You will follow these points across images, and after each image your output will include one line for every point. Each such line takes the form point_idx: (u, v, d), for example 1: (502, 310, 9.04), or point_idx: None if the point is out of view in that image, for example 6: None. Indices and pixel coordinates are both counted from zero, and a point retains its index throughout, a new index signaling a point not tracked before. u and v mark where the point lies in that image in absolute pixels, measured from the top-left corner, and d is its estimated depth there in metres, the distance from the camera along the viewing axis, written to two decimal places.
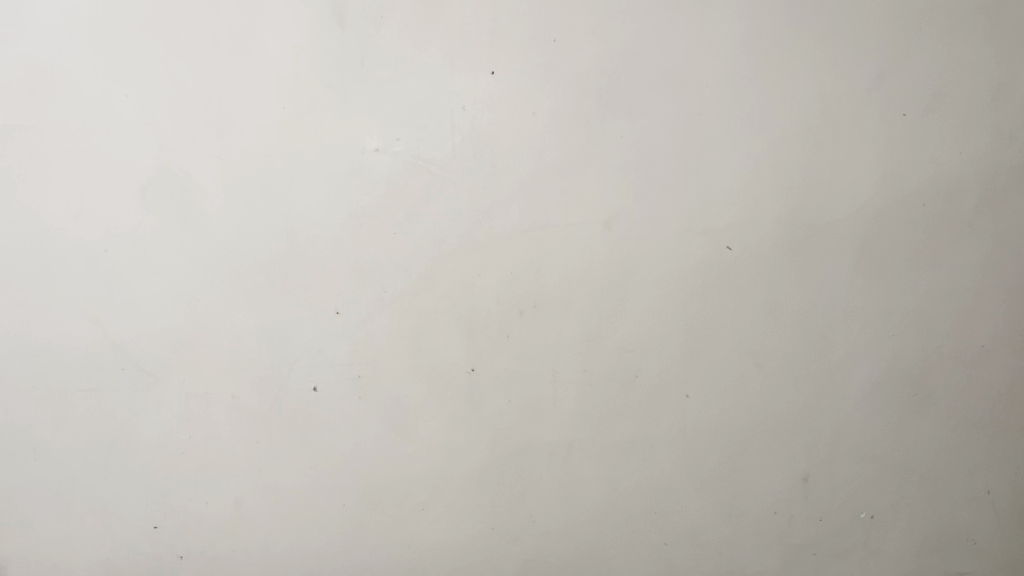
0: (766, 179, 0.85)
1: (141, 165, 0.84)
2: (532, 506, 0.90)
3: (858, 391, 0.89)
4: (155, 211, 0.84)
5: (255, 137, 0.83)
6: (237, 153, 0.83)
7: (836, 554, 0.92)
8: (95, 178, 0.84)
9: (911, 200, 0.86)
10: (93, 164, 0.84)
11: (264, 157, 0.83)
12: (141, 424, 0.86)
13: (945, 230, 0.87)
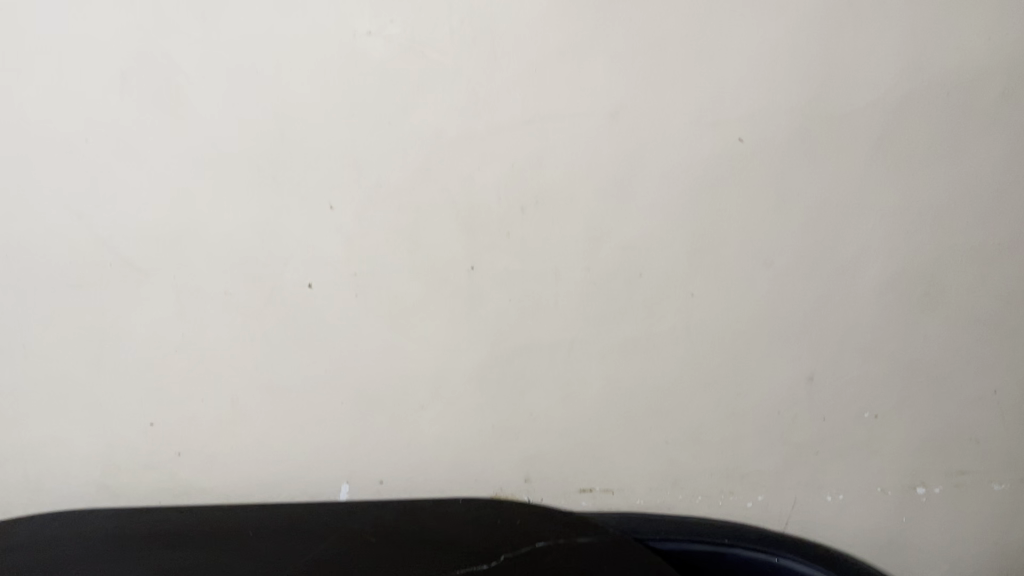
0: (784, 67, 0.78)
1: (114, 49, 0.74)
2: (534, 404, 0.90)
3: (868, 289, 0.87)
4: (135, 101, 0.76)
5: (238, 18, 0.74)
6: (220, 36, 0.74)
7: (837, 452, 0.93)
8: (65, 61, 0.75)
9: (940, 89, 0.80)
10: (60, 45, 0.74)
11: (249, 41, 0.75)
12: (133, 320, 0.84)
13: (973, 122, 0.82)
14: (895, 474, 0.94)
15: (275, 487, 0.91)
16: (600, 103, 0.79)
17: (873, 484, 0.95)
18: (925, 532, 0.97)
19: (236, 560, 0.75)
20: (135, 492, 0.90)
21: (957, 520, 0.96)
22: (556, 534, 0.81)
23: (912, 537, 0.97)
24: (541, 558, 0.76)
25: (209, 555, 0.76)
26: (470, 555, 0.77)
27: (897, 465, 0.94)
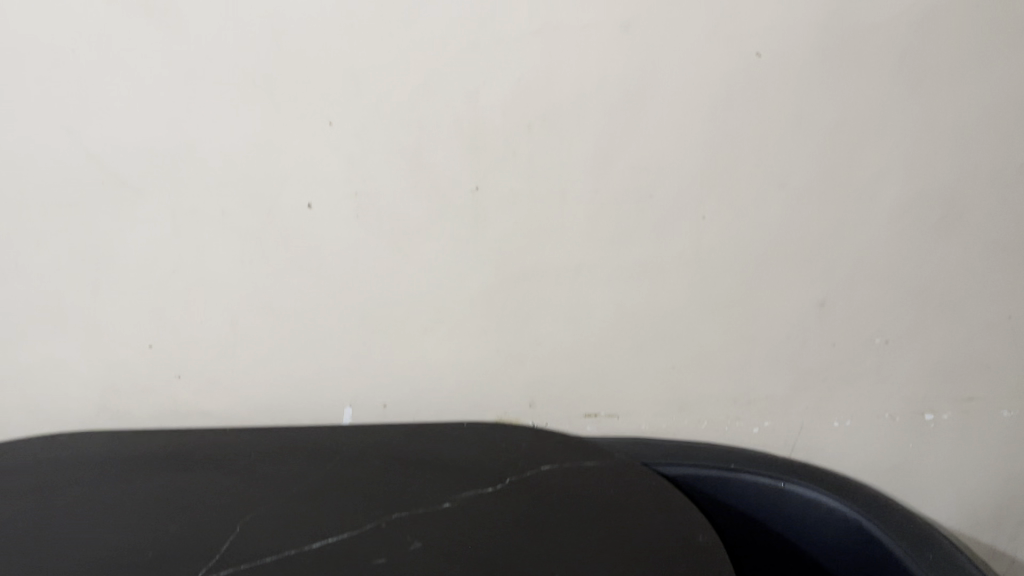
0: None
1: None
2: (539, 328, 0.88)
3: (884, 212, 0.85)
4: (124, 6, 0.71)
5: None
6: None
7: (845, 379, 0.92)
8: None
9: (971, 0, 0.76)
10: None
11: None
12: (128, 238, 0.81)
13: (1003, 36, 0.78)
14: (904, 401, 0.94)
15: (278, 411, 0.90)
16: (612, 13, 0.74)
17: (881, 410, 0.94)
18: (932, 458, 0.96)
19: (240, 481, 0.75)
20: (138, 415, 0.89)
21: (964, 447, 0.96)
22: (562, 459, 0.80)
23: (918, 465, 0.97)
24: (547, 481, 0.76)
25: (212, 475, 0.75)
26: (475, 477, 0.76)
27: (906, 392, 0.93)
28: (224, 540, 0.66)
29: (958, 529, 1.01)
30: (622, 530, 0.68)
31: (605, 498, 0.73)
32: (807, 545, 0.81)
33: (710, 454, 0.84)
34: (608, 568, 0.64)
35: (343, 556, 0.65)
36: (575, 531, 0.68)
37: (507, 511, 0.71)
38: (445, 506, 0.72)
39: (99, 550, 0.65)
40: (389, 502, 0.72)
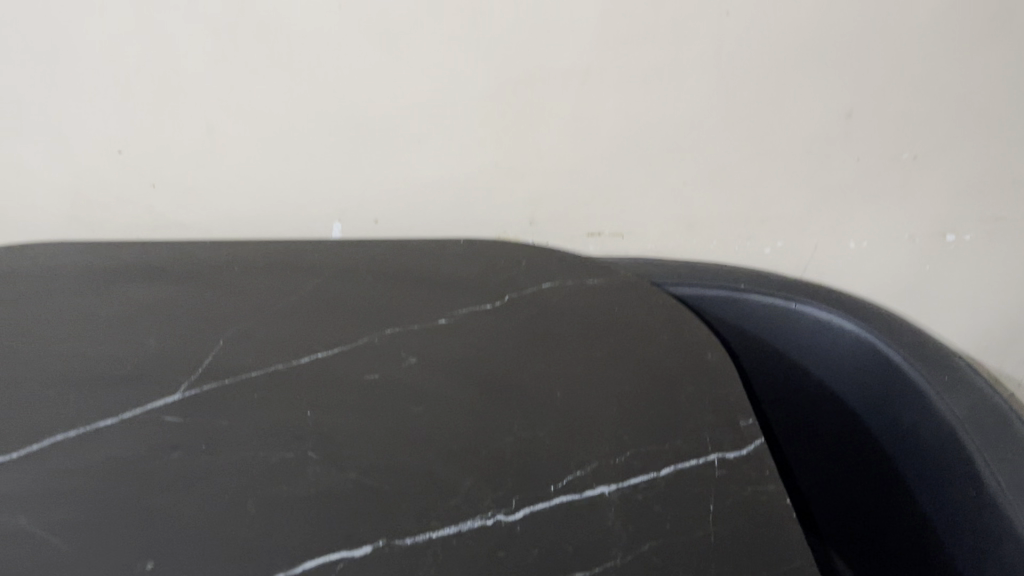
0: None
1: None
2: (542, 138, 0.81)
3: (932, 12, 0.75)
4: None
5: None
6: None
7: (867, 196, 0.87)
8: None
9: None
10: None
11: None
12: (82, 31, 0.71)
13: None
14: (926, 220, 0.89)
15: (264, 221, 0.85)
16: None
17: (900, 231, 0.89)
18: (947, 278, 0.93)
19: (222, 289, 0.70)
20: (115, 224, 0.84)
21: (983, 268, 0.92)
22: (564, 275, 0.75)
23: (933, 286, 0.93)
24: (548, 299, 0.71)
25: (192, 283, 0.71)
26: (473, 293, 0.71)
27: (928, 211, 0.88)
28: (209, 353, 0.63)
29: (964, 347, 0.99)
30: (628, 348, 0.65)
31: (611, 318, 0.68)
32: (815, 364, 0.78)
33: (720, 273, 0.80)
34: (614, 387, 0.61)
35: (335, 372, 0.61)
36: (577, 349, 0.65)
37: (507, 327, 0.67)
38: (442, 322, 0.68)
39: (72, 363, 0.61)
40: (382, 317, 0.68)
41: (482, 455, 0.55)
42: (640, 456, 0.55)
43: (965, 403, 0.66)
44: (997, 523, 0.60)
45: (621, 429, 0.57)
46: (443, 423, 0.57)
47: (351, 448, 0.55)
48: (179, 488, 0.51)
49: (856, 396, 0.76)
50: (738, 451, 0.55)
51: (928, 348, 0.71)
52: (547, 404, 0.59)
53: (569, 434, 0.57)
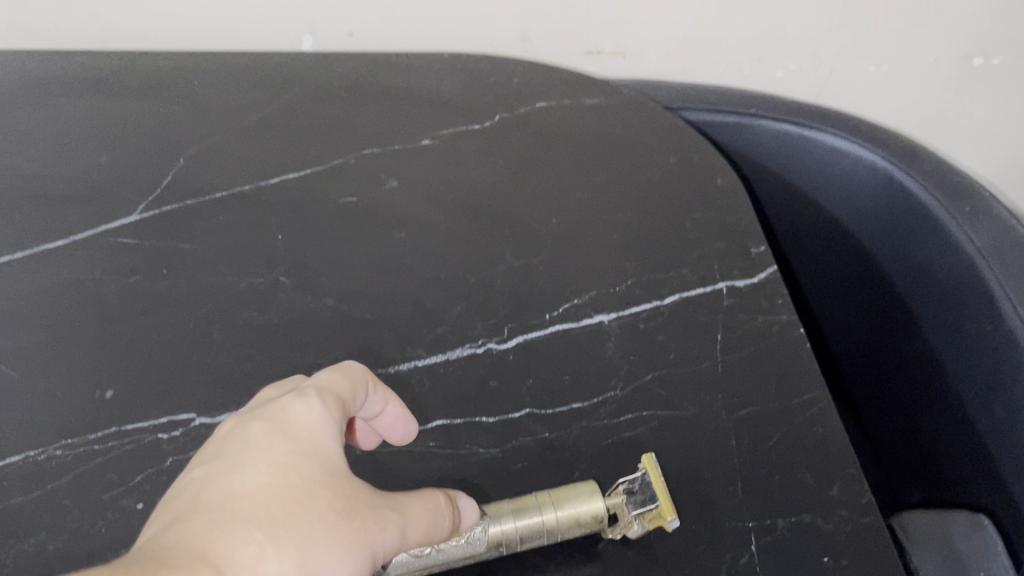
0: None
1: None
2: None
3: None
4: None
5: None
6: None
7: (889, 16, 0.78)
8: None
9: None
10: None
11: None
12: None
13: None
14: (951, 39, 0.80)
15: (229, 31, 0.77)
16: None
17: (924, 53, 0.82)
18: (970, 99, 0.86)
19: (178, 100, 0.62)
20: (57, 34, 0.74)
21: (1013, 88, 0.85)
22: (560, 94, 0.65)
23: (953, 108, 0.87)
24: (543, 120, 0.63)
25: (141, 95, 0.62)
26: (458, 112, 0.63)
27: (960, 27, 0.79)
28: (167, 172, 0.56)
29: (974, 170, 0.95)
30: (631, 169, 0.59)
31: (611, 140, 0.62)
32: (824, 195, 0.73)
33: (729, 95, 0.73)
34: (614, 212, 0.56)
35: (308, 192, 0.56)
36: (575, 169, 0.59)
37: (498, 146, 0.60)
38: (425, 144, 0.60)
39: (18, 179, 0.56)
40: (355, 138, 0.60)
41: (470, 283, 0.50)
42: (643, 284, 0.50)
43: (987, 233, 0.61)
44: (1014, 357, 0.57)
45: (622, 256, 0.52)
46: (427, 248, 0.52)
47: (327, 274, 0.50)
48: (139, 314, 0.48)
49: (866, 228, 0.72)
50: (749, 279, 0.51)
51: (950, 176, 0.65)
52: (541, 229, 0.54)
53: (565, 261, 0.52)
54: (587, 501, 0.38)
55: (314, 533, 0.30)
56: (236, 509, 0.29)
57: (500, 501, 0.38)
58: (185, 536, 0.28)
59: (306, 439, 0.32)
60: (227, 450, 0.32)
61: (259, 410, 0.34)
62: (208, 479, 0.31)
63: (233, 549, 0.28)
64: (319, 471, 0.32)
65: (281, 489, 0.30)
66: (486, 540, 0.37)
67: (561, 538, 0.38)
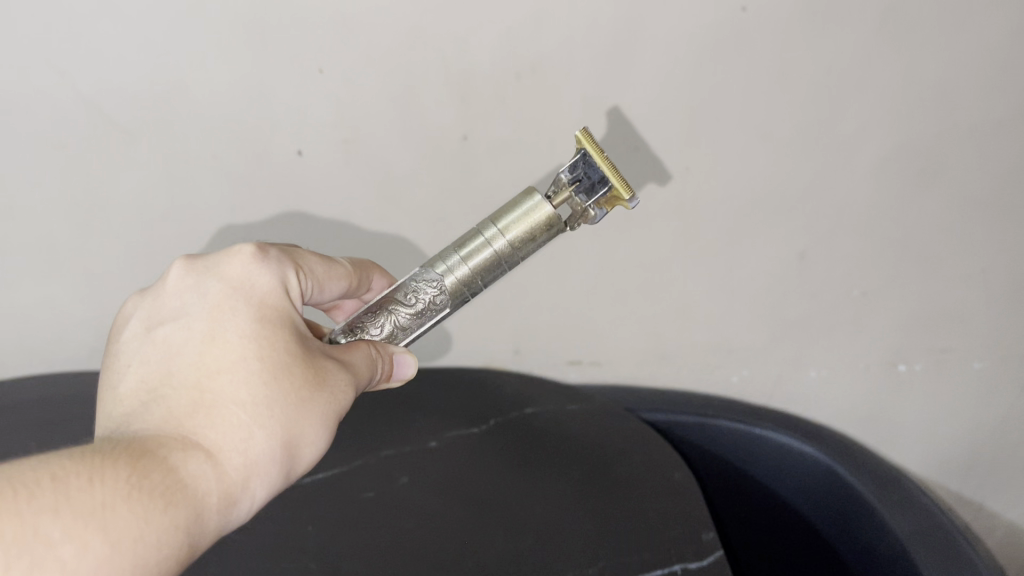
0: None
1: None
2: (525, 278, 0.91)
3: (864, 166, 0.83)
4: None
5: None
6: None
7: (823, 329, 0.97)
8: None
9: None
10: None
11: None
12: (120, 184, 0.82)
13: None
14: (875, 351, 0.98)
15: None
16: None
17: (857, 362, 0.99)
18: (903, 402, 1.03)
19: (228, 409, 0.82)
20: None
21: (935, 394, 1.02)
22: (545, 403, 0.84)
23: (892, 410, 1.04)
24: (525, 424, 0.80)
25: None
26: (459, 419, 0.81)
27: (880, 344, 0.97)
28: None
29: (912, 467, 1.11)
30: (605, 468, 0.73)
31: (595, 446, 0.76)
32: (780, 484, 0.89)
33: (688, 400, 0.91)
34: (592, 504, 0.68)
35: (336, 488, 0.71)
36: (557, 458, 0.74)
37: (496, 449, 0.76)
38: (431, 446, 0.77)
39: None
40: (375, 441, 0.77)
41: (468, 565, 0.61)
42: (611, 567, 0.61)
43: (911, 521, 0.74)
44: None
45: (594, 542, 0.63)
46: (434, 534, 0.65)
47: (347, 556, 0.63)
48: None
49: (804, 495, 0.87)
50: (701, 560, 0.61)
51: (885, 479, 0.80)
52: (526, 518, 0.66)
53: (546, 545, 0.63)
54: (533, 216, 0.58)
55: (283, 409, 0.51)
56: (220, 384, 0.50)
57: (457, 252, 0.61)
58: (177, 416, 0.49)
59: (267, 300, 0.55)
60: (199, 316, 0.54)
61: (221, 275, 0.56)
62: (191, 343, 0.52)
63: (219, 430, 0.49)
64: (276, 333, 0.54)
65: (255, 360, 0.52)
66: (448, 290, 0.62)
67: (523, 258, 0.60)
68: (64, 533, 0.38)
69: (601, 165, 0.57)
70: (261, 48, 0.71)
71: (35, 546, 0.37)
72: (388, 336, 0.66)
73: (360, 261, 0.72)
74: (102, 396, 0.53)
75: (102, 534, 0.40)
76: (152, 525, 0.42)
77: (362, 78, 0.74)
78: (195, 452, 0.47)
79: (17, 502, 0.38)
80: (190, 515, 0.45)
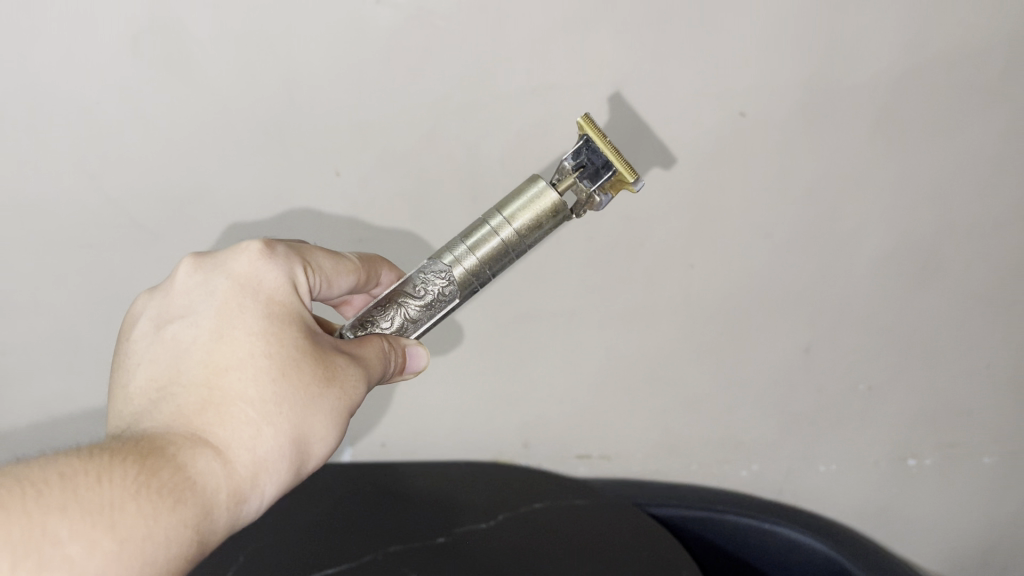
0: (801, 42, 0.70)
1: (112, 52, 0.70)
2: (533, 373, 0.92)
3: (865, 263, 0.85)
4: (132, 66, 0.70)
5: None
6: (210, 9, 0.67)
7: (831, 423, 0.97)
8: (54, 33, 0.68)
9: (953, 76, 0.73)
10: (75, 19, 0.67)
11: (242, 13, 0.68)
12: (143, 280, 0.86)
13: (1013, 78, 0.74)
14: (884, 445, 0.99)
15: None
16: (600, 60, 0.71)
17: (866, 455, 1.00)
18: (916, 499, 1.02)
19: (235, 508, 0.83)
20: None
21: (947, 490, 1.01)
22: (554, 496, 0.85)
23: (905, 506, 1.03)
24: (534, 518, 0.81)
25: None
26: (469, 513, 0.82)
27: (888, 438, 0.98)
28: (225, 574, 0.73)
29: (930, 565, 1.09)
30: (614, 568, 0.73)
31: (606, 541, 0.77)
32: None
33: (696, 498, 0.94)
34: None
35: None
36: (572, 542, 0.77)
37: (508, 542, 0.77)
38: (439, 541, 0.77)
39: None
40: (387, 535, 0.78)
41: None
42: None
43: None
44: None
45: None
46: None
47: None
48: None
49: None
50: None
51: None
52: None
53: None
54: (539, 202, 0.58)
55: (290, 406, 0.53)
56: (227, 385, 0.53)
57: (464, 242, 0.61)
58: (186, 414, 0.52)
59: (274, 297, 0.56)
60: (207, 313, 0.55)
61: (230, 273, 0.57)
62: (199, 343, 0.54)
63: (228, 429, 0.51)
64: (282, 330, 0.55)
65: (262, 358, 0.53)
66: (455, 281, 0.62)
67: (531, 245, 0.60)
68: (71, 532, 0.42)
69: (604, 150, 0.57)
70: (280, 150, 0.77)
71: (43, 544, 0.41)
72: (399, 328, 0.66)
73: (370, 255, 0.70)
74: (119, 391, 0.56)
75: (110, 531, 0.43)
76: (159, 522, 0.46)
77: (376, 176, 0.80)
78: (203, 451, 0.50)
79: (25, 503, 0.42)
80: (199, 510, 0.48)
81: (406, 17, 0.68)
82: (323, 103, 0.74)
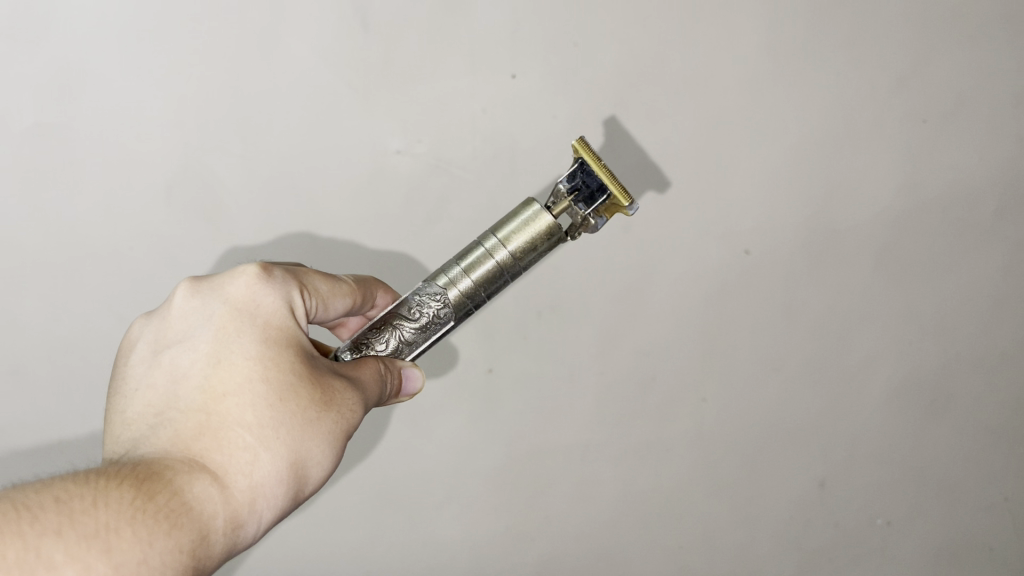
0: (801, 182, 0.76)
1: (145, 192, 0.74)
2: (546, 509, 0.89)
3: (877, 398, 0.86)
4: (165, 208, 0.74)
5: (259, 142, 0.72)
6: (241, 155, 0.73)
7: (853, 562, 0.93)
8: (99, 175, 0.73)
9: (943, 215, 0.79)
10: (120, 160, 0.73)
11: (274, 159, 0.73)
12: None
13: (1004, 218, 0.79)
14: None
15: None
16: None
17: None
18: None
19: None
20: None
21: None
22: None
23: None
24: None
25: None
26: None
27: None
28: None
29: None
30: None
31: None
32: None
33: None
34: None
35: None
36: None
37: None
38: None
39: None
40: None
41: None
42: None
43: None
44: None
45: None
46: None
47: None
48: None
49: None
50: None
51: None
52: None
53: None
54: (535, 223, 0.57)
55: (288, 430, 0.51)
56: (225, 409, 0.51)
57: (456, 264, 0.59)
58: (183, 439, 0.49)
59: (271, 318, 0.54)
60: (203, 336, 0.53)
61: (226, 297, 0.54)
62: (195, 367, 0.52)
63: (226, 454, 0.49)
64: (278, 353, 0.53)
65: (261, 380, 0.51)
66: (450, 303, 0.60)
67: (525, 268, 0.59)
68: (66, 556, 0.40)
69: (599, 174, 0.55)
70: None
71: (37, 568, 0.39)
72: (394, 351, 0.64)
73: (364, 276, 0.67)
74: (114, 417, 0.54)
75: (106, 557, 0.41)
76: (155, 547, 0.43)
77: None
78: (201, 476, 0.48)
79: (20, 525, 0.39)
80: (196, 535, 0.45)
81: (426, 164, 0.74)
82: (346, 252, 0.76)
